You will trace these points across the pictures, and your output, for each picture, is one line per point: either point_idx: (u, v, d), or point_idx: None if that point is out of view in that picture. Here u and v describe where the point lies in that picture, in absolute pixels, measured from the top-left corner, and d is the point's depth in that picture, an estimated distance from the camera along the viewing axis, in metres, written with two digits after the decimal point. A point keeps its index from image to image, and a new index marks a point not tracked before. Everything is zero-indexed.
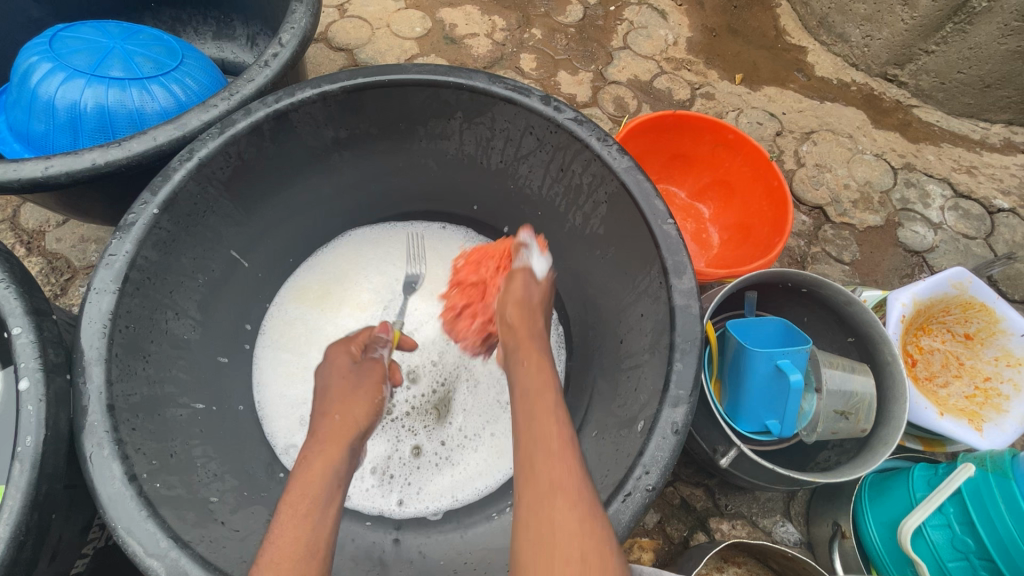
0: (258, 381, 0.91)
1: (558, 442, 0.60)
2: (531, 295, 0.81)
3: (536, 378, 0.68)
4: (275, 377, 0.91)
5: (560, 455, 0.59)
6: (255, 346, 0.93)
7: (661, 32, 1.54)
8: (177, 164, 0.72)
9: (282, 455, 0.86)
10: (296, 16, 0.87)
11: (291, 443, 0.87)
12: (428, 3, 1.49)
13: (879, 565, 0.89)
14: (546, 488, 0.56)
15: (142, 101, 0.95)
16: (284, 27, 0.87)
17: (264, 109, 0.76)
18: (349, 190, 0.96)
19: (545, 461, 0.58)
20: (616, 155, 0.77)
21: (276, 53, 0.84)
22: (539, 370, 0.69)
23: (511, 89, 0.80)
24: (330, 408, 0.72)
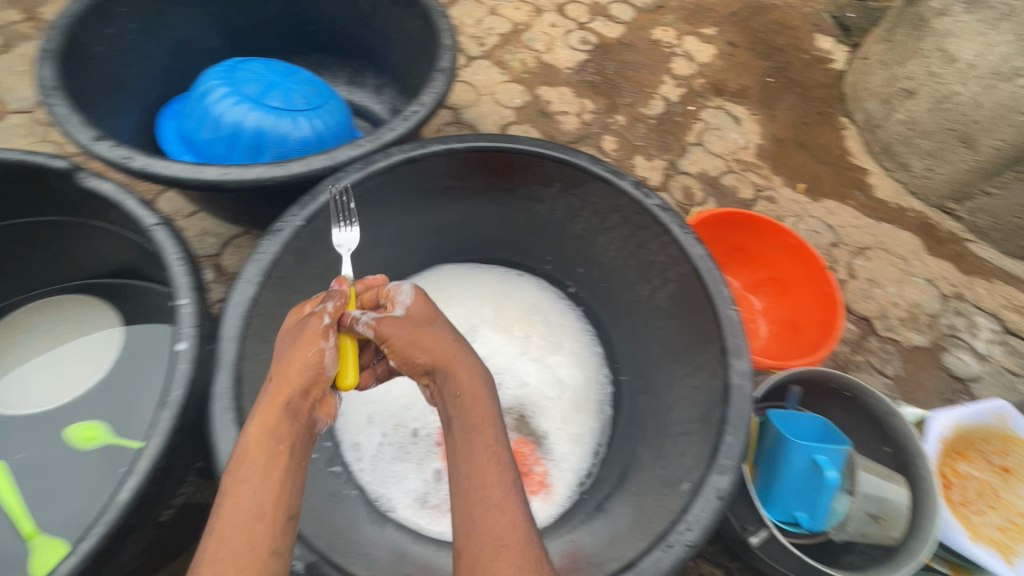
0: None
1: (500, 490, 0.64)
2: (418, 326, 0.74)
3: (475, 413, 0.70)
4: None
5: (508, 505, 0.62)
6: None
7: (733, 135, 1.68)
8: (326, 188, 0.87)
9: (347, 450, 0.99)
10: (436, 82, 1.04)
11: (355, 440, 1.01)
12: (530, 79, 1.68)
13: None
14: (494, 539, 0.60)
15: (291, 129, 1.14)
16: (424, 90, 1.03)
17: (401, 154, 0.91)
18: (448, 230, 1.10)
19: (498, 511, 0.62)
20: (693, 243, 0.88)
21: (416, 110, 1.00)
22: (482, 406, 0.70)
23: (610, 172, 0.94)
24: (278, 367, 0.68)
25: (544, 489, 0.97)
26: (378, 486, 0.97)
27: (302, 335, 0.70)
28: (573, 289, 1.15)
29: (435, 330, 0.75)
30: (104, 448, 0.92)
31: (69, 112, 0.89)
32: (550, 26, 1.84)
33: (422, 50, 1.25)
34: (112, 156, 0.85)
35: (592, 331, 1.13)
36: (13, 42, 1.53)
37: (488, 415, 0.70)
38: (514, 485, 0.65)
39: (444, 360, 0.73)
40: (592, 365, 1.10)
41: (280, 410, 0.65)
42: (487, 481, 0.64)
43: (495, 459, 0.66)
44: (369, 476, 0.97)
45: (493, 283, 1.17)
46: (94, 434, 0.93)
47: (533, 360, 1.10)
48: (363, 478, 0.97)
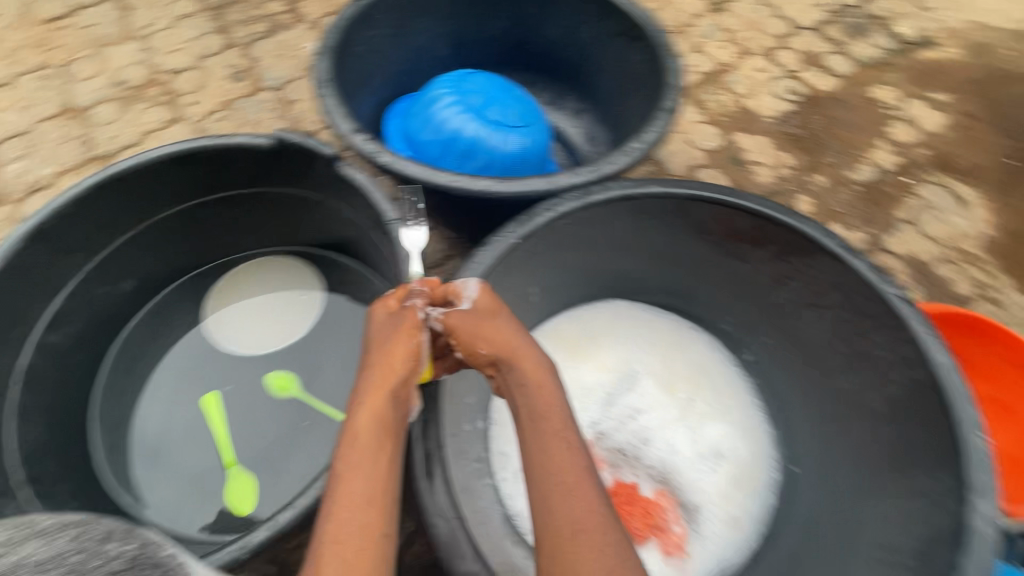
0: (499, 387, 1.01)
1: (574, 475, 0.64)
2: (484, 316, 0.75)
3: (543, 400, 0.69)
4: None
5: (582, 489, 0.63)
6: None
7: (956, 219, 1.47)
8: (542, 212, 0.89)
9: (495, 460, 0.99)
10: (658, 121, 1.02)
11: (504, 451, 0.99)
12: (727, 123, 1.61)
13: None
14: (572, 523, 0.61)
15: (503, 143, 1.19)
16: (645, 127, 1.02)
17: (618, 190, 0.91)
18: (636, 270, 1.07)
19: (573, 498, 0.62)
20: (938, 347, 0.76)
21: (636, 147, 0.98)
22: (550, 390, 0.69)
23: (842, 248, 0.85)
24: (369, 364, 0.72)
25: (678, 553, 0.93)
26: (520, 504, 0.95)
27: (385, 330, 0.74)
28: (746, 356, 1.06)
29: (499, 320, 0.75)
30: (292, 400, 1.05)
31: (336, 105, 1.01)
32: (756, 70, 1.75)
33: (637, 84, 1.25)
34: (366, 149, 0.95)
35: (760, 407, 1.04)
36: (276, 29, 1.79)
37: (557, 397, 0.70)
38: (587, 471, 0.65)
39: (508, 349, 0.72)
40: (761, 445, 1.01)
41: (384, 400, 0.69)
42: (563, 465, 0.64)
43: (566, 443, 0.66)
44: (512, 492, 0.96)
45: (663, 332, 1.11)
46: (286, 384, 1.07)
47: (693, 426, 1.03)
48: (504, 489, 0.96)
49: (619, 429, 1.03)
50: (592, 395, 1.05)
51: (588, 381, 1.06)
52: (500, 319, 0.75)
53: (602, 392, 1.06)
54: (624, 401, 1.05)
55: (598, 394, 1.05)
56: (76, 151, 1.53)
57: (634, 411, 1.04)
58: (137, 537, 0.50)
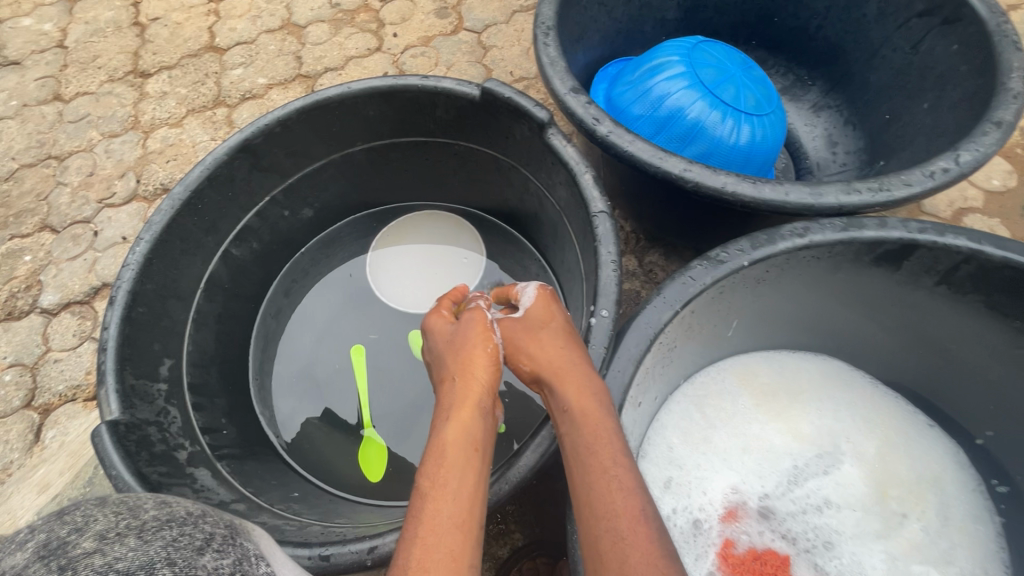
0: (658, 420, 0.82)
1: (629, 520, 0.51)
2: (535, 326, 0.67)
3: (592, 426, 0.58)
4: (674, 429, 0.82)
5: (636, 537, 0.50)
6: (681, 389, 0.85)
7: None
8: (789, 235, 0.70)
9: None
10: (986, 138, 0.74)
11: None
12: None
13: None
14: None
15: (728, 133, 0.98)
16: (962, 143, 0.74)
17: (901, 232, 0.69)
18: (876, 329, 0.82)
19: (626, 545, 0.50)
20: None
21: (945, 169, 0.72)
22: (597, 414, 0.58)
23: None
24: (443, 377, 0.65)
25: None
26: None
27: (450, 337, 0.68)
28: (999, 488, 0.78)
29: (550, 329, 0.66)
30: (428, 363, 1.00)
31: (556, 56, 0.87)
32: None
33: (937, 85, 0.93)
34: (584, 116, 0.81)
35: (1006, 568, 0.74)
36: None
37: (608, 423, 0.58)
38: (645, 514, 0.52)
39: (554, 367, 0.63)
40: None
41: (470, 410, 0.60)
42: (617, 506, 0.52)
43: (617, 483, 0.54)
44: None
45: (887, 416, 0.83)
46: None
47: (896, 553, 0.74)
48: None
49: (793, 516, 0.76)
50: (773, 462, 0.80)
51: (768, 441, 0.82)
52: (553, 328, 0.66)
53: (785, 463, 0.80)
54: (812, 485, 0.78)
55: (781, 463, 0.80)
56: (288, 66, 1.59)
57: (824, 503, 0.77)
58: (237, 549, 0.38)
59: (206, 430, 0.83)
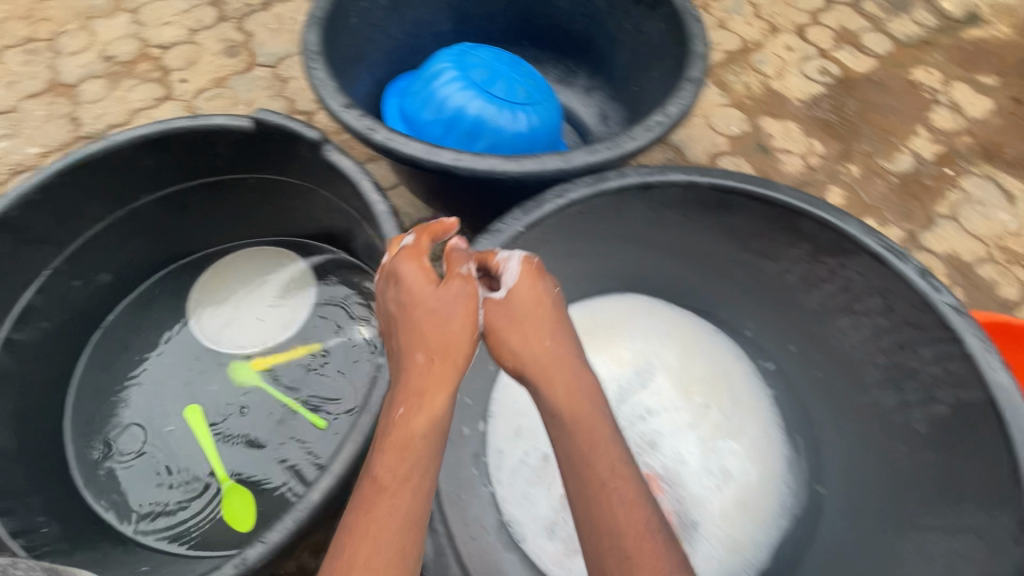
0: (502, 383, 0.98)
1: (633, 538, 0.56)
2: (523, 311, 0.68)
3: (586, 438, 0.62)
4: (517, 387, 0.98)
5: (643, 556, 0.55)
6: None
7: (1001, 215, 1.35)
8: (551, 197, 0.81)
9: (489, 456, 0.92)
10: (685, 93, 0.92)
11: (500, 448, 0.93)
12: (753, 106, 1.50)
13: None
14: None
15: (508, 122, 1.10)
16: (670, 99, 0.93)
17: (635, 177, 0.83)
18: (653, 262, 0.98)
19: (633, 563, 0.55)
20: (994, 366, 0.67)
21: (660, 122, 0.89)
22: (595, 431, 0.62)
23: (885, 247, 0.76)
24: (417, 351, 0.64)
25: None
26: (512, 507, 0.89)
27: (434, 305, 0.66)
28: (772, 368, 0.96)
29: (544, 313, 0.68)
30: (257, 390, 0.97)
31: (326, 78, 0.92)
32: (784, 48, 1.62)
33: (658, 58, 1.14)
34: (360, 126, 0.87)
35: (783, 425, 0.93)
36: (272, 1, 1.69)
37: (604, 429, 0.63)
38: (649, 529, 0.57)
39: (541, 365, 0.65)
40: (773, 467, 0.90)
41: (438, 391, 0.62)
42: (622, 524, 0.57)
43: (617, 497, 0.58)
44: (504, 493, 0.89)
45: (684, 330, 1.00)
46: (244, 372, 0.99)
47: (704, 436, 0.91)
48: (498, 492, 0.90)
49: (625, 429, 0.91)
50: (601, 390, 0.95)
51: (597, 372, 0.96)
52: (545, 313, 0.68)
53: (612, 388, 0.95)
54: (634, 399, 0.94)
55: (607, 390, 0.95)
56: (64, 129, 1.45)
57: (647, 410, 0.93)
58: None
59: (18, 533, 0.76)
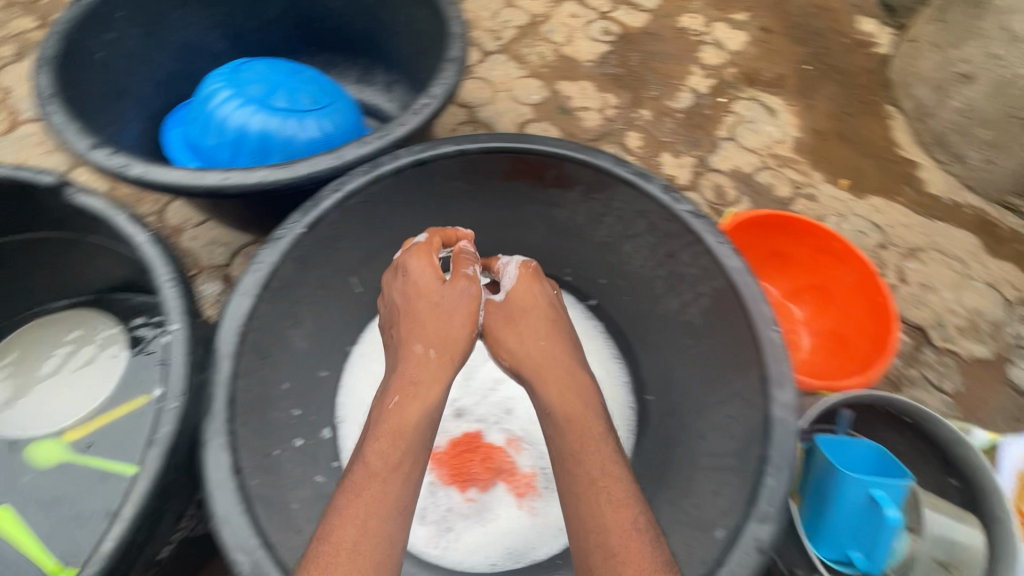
0: (345, 385, 0.95)
1: (619, 537, 0.63)
2: (521, 310, 0.84)
3: (579, 440, 0.72)
4: (361, 386, 0.95)
5: (630, 554, 0.61)
6: (357, 351, 0.97)
7: (768, 128, 1.57)
8: (328, 193, 0.81)
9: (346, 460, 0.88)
10: (446, 74, 0.98)
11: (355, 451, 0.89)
12: (549, 74, 1.61)
13: None
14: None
15: (297, 131, 1.09)
16: (434, 82, 0.97)
17: (408, 157, 0.85)
18: (463, 234, 1.02)
19: (619, 560, 0.61)
20: (729, 254, 0.78)
21: (426, 103, 0.93)
22: (594, 443, 0.71)
23: (634, 174, 0.84)
24: (417, 343, 0.79)
25: (531, 492, 0.90)
26: None
27: (435, 302, 0.81)
28: (594, 303, 1.04)
29: (538, 316, 0.84)
30: (71, 466, 0.89)
31: (67, 121, 0.87)
32: (570, 16, 1.76)
33: (430, 44, 1.19)
34: (110, 165, 0.82)
35: (621, 357, 1.00)
36: (28, 49, 1.52)
37: (594, 424, 0.74)
38: (638, 529, 0.63)
39: (534, 362, 0.81)
40: (619, 401, 0.97)
41: (433, 382, 0.76)
42: (609, 523, 0.64)
43: (606, 497, 0.66)
44: None
45: None
46: (54, 452, 0.90)
47: None
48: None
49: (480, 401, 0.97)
50: None
51: None
52: (541, 314, 0.84)
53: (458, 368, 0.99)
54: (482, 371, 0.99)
55: None
56: None
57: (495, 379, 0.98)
58: None
59: None
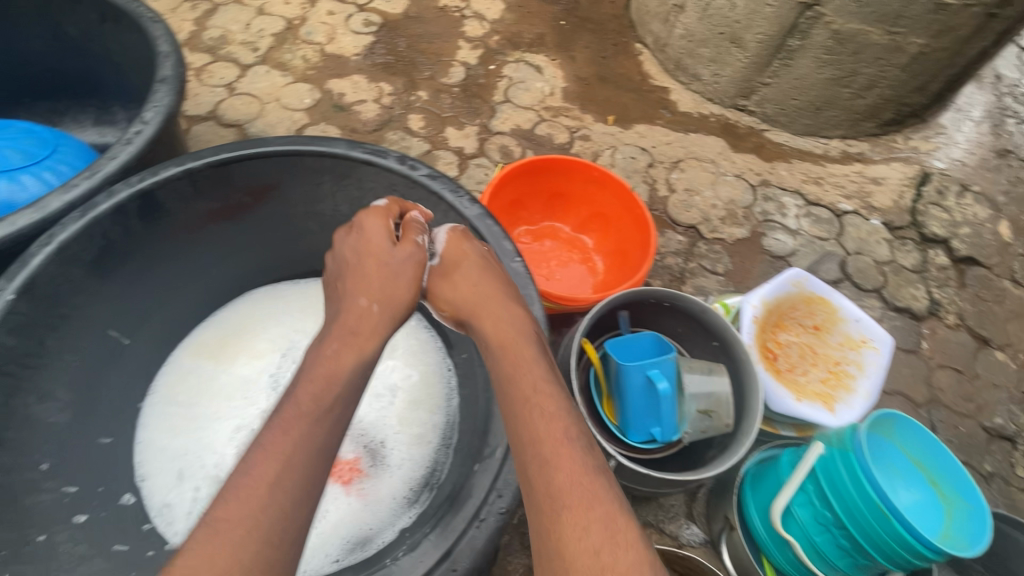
0: (141, 441, 0.91)
1: (552, 445, 0.61)
2: (459, 261, 0.79)
3: (517, 370, 0.69)
4: (158, 435, 0.92)
5: (561, 460, 0.60)
6: (150, 399, 0.94)
7: (538, 84, 1.69)
8: (35, 249, 0.72)
9: (155, 516, 0.86)
10: (159, 95, 0.92)
11: (165, 501, 0.87)
12: (317, 75, 1.58)
13: (766, 551, 0.91)
14: (548, 490, 0.58)
15: (11, 192, 0.96)
16: (146, 106, 0.91)
17: (126, 190, 0.78)
18: (234, 254, 0.99)
19: (551, 469, 0.59)
20: (467, 204, 0.83)
21: (138, 130, 0.88)
22: (530, 370, 0.68)
23: (369, 152, 0.87)
24: (360, 297, 0.76)
25: (357, 476, 0.93)
26: None
27: (385, 259, 0.79)
28: None
29: (472, 266, 0.78)
30: None
31: None
32: (327, 14, 1.74)
33: (138, 69, 1.13)
34: None
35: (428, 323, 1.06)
36: None
37: (530, 352, 0.71)
38: (568, 438, 0.62)
39: (474, 309, 0.76)
40: (431, 362, 1.03)
41: (365, 337, 0.73)
42: (542, 435, 0.63)
43: (540, 412, 0.64)
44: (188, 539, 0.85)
45: (314, 295, 1.08)
46: None
47: None
48: None
49: None
50: (254, 388, 0.98)
51: (241, 375, 0.99)
52: (477, 262, 0.78)
53: (265, 380, 0.99)
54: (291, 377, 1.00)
55: (261, 383, 0.99)
56: None
57: None
58: None
59: None
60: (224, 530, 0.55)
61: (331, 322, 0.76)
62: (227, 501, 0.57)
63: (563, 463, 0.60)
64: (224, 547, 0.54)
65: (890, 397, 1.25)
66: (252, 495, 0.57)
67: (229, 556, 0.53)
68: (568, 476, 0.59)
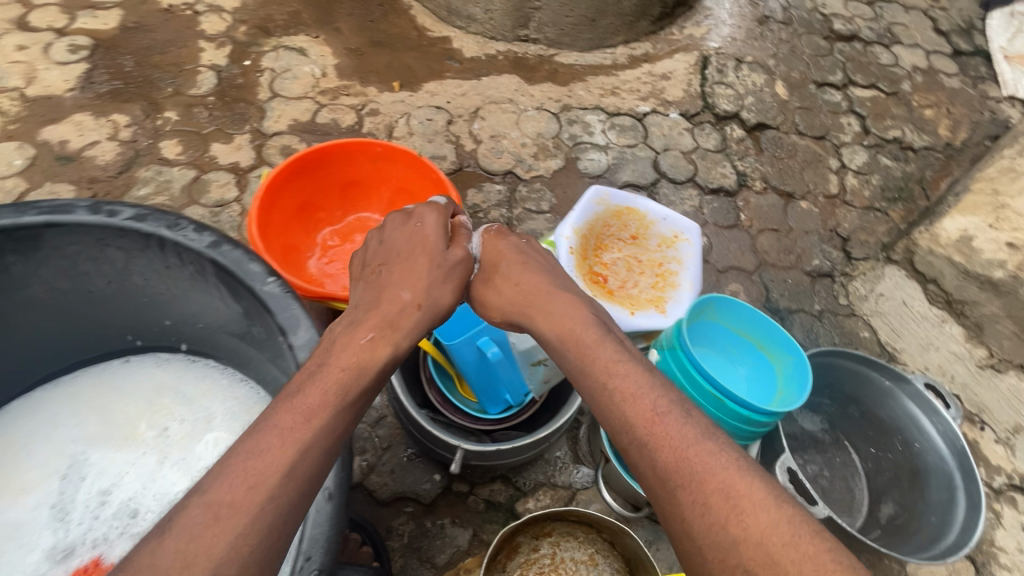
0: None
1: (650, 422, 0.57)
2: (503, 259, 0.80)
3: (582, 354, 0.65)
4: None
5: (661, 438, 0.55)
6: None
7: (306, 69, 1.51)
8: None
9: None
10: None
11: None
12: (23, 128, 1.29)
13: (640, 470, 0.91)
14: (658, 470, 0.54)
15: None
16: None
17: None
18: None
19: (652, 448, 0.55)
20: (193, 235, 0.70)
21: None
22: (601, 354, 0.64)
23: (47, 211, 0.69)
24: (404, 290, 0.71)
25: None
26: None
27: (436, 256, 0.76)
28: (186, 346, 0.90)
29: (512, 264, 0.79)
30: None
31: None
32: (16, 50, 1.41)
33: None
34: None
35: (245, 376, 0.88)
36: None
37: (594, 334, 0.66)
38: (661, 412, 0.57)
39: (520, 303, 0.74)
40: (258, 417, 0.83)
41: (394, 333, 0.67)
42: (631, 417, 0.58)
43: (630, 393, 0.59)
44: None
45: (90, 392, 0.86)
46: None
47: (177, 454, 0.82)
48: None
49: (94, 528, 0.77)
50: (30, 529, 0.76)
51: (5, 521, 0.75)
52: (515, 260, 0.79)
53: (42, 514, 0.77)
54: (81, 497, 0.78)
55: (38, 520, 0.76)
56: None
57: (101, 492, 0.79)
58: None
59: None
60: (226, 517, 0.46)
61: (367, 308, 0.68)
62: (229, 480, 0.48)
63: (664, 436, 0.55)
64: (226, 538, 0.45)
65: (728, 274, 1.32)
66: (263, 478, 0.49)
67: (230, 548, 0.45)
68: (675, 452, 0.54)
